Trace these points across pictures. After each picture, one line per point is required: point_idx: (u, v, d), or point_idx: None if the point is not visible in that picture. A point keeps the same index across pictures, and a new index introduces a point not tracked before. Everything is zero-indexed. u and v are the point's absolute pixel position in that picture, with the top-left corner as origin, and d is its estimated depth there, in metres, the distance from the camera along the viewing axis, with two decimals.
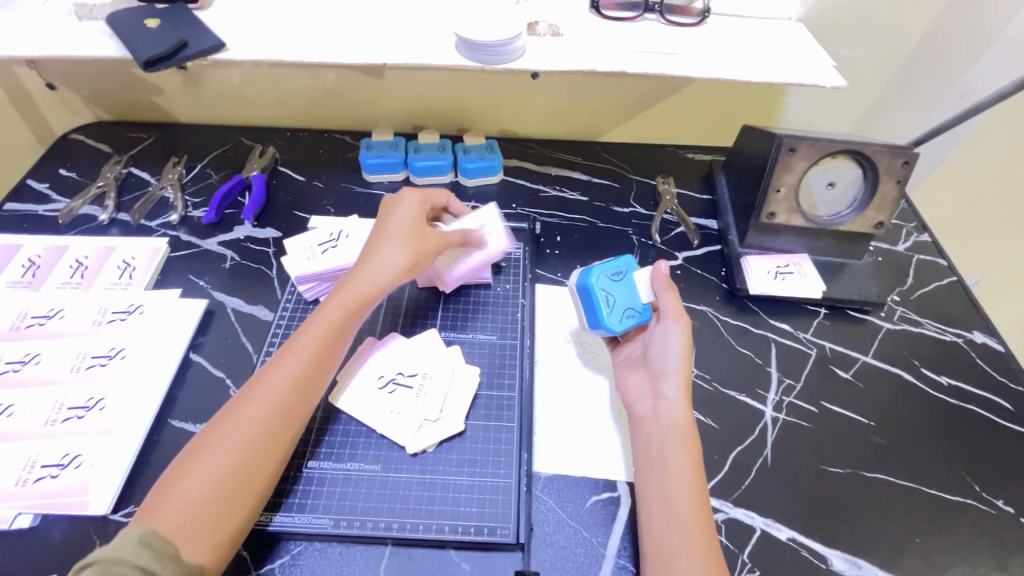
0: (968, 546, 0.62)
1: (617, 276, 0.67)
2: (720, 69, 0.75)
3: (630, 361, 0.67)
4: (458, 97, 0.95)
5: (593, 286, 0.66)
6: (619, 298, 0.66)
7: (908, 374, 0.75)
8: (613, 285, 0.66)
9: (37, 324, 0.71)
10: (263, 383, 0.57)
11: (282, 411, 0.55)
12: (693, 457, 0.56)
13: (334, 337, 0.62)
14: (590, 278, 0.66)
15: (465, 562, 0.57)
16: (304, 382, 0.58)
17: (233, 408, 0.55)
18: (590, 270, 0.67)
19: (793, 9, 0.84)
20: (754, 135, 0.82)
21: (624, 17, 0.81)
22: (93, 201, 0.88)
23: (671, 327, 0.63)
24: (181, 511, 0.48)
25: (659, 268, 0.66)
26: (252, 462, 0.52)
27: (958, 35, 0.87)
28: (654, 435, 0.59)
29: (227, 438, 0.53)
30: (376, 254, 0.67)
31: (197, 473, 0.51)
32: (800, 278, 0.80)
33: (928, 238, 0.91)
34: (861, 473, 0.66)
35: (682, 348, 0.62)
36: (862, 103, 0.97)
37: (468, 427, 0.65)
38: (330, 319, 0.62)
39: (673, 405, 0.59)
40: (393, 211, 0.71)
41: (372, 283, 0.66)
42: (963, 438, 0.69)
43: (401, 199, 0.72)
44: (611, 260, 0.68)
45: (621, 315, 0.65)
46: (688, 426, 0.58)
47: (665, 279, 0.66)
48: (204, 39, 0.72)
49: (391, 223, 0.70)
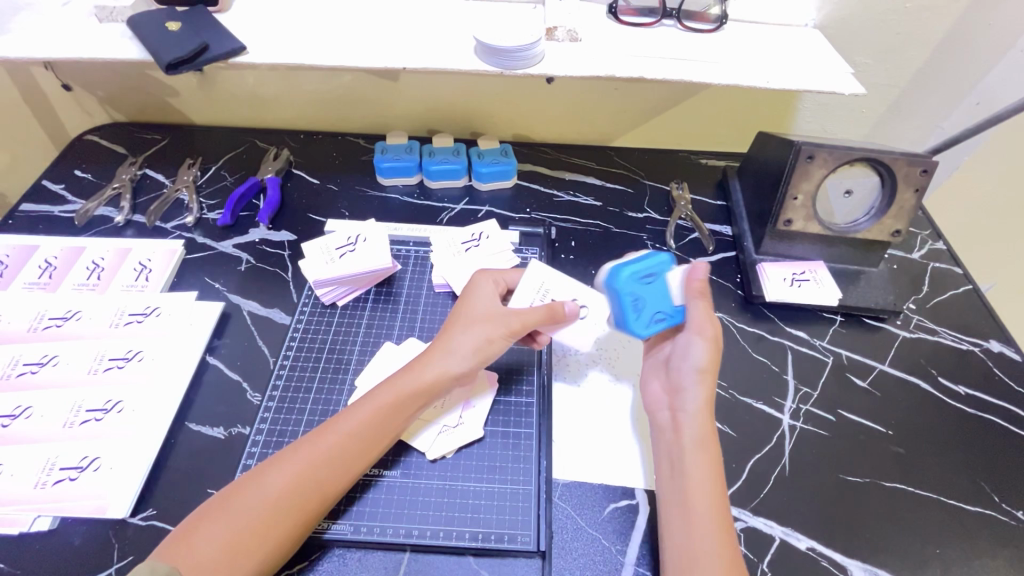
0: (988, 557, 0.61)
1: (648, 278, 0.63)
2: (738, 75, 0.75)
3: (654, 367, 0.67)
4: (472, 101, 0.95)
5: (623, 289, 0.62)
6: (649, 300, 0.63)
7: (925, 383, 0.74)
8: (642, 287, 0.63)
9: (54, 326, 0.71)
10: (312, 439, 0.55)
11: (326, 472, 0.53)
12: (712, 470, 0.56)
13: (391, 413, 0.57)
14: (620, 279, 0.62)
15: (484, 569, 0.56)
16: (353, 449, 0.55)
17: (278, 459, 0.54)
18: (621, 270, 0.62)
19: (810, 16, 0.84)
20: (770, 141, 0.82)
21: (642, 22, 0.81)
22: (109, 202, 0.88)
23: (693, 340, 0.61)
24: (207, 551, 0.48)
25: (694, 272, 0.63)
26: (285, 516, 0.51)
27: (975, 42, 0.87)
28: (673, 448, 0.58)
29: (267, 484, 0.52)
30: (449, 341, 0.61)
31: (233, 515, 0.50)
32: (817, 286, 0.80)
33: (943, 246, 0.91)
34: (880, 483, 0.66)
35: (704, 358, 0.60)
36: (877, 110, 0.96)
37: (487, 433, 0.65)
38: (390, 394, 0.58)
39: (692, 417, 0.58)
40: (469, 296, 0.64)
41: (439, 369, 0.60)
42: (982, 448, 0.69)
43: (474, 283, 0.65)
44: (642, 260, 0.63)
45: (650, 319, 0.62)
46: (709, 440, 0.57)
47: (700, 286, 0.62)
48: (225, 43, 0.72)
49: (466, 308, 0.63)
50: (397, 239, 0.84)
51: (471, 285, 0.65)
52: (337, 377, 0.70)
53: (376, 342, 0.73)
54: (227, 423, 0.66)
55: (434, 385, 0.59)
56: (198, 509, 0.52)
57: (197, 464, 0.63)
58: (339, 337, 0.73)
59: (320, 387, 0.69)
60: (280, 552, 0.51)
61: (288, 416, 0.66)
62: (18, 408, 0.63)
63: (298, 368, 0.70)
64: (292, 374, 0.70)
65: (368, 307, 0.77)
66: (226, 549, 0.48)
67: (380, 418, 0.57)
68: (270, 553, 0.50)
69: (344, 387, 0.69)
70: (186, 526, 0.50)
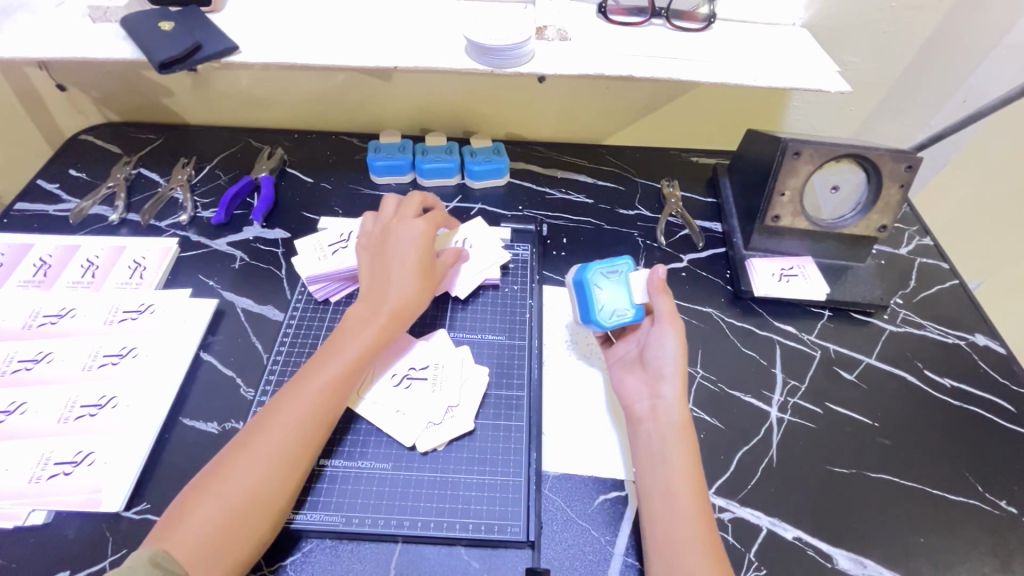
0: (971, 545, 0.62)
1: (613, 273, 0.69)
2: (725, 73, 0.77)
3: (625, 361, 0.67)
4: (465, 100, 0.96)
5: (588, 281, 0.68)
6: (612, 294, 0.68)
7: (911, 376, 0.75)
8: (606, 282, 0.68)
9: (49, 323, 0.71)
10: (278, 404, 0.57)
11: (306, 426, 0.56)
12: (692, 458, 0.57)
13: (356, 357, 0.61)
14: (586, 273, 0.69)
15: (474, 560, 0.57)
16: (323, 398, 0.57)
17: (251, 432, 0.55)
18: (587, 266, 0.69)
19: (798, 15, 0.85)
20: (759, 138, 0.83)
21: (632, 22, 0.82)
22: (104, 201, 0.89)
23: (665, 331, 0.63)
24: (202, 530, 0.49)
25: (655, 272, 0.66)
26: (274, 478, 0.53)
27: (961, 41, 0.88)
28: (653, 437, 0.58)
29: (249, 455, 0.53)
30: (391, 280, 0.66)
31: (222, 486, 0.51)
32: (805, 281, 0.81)
33: (930, 242, 0.92)
34: (865, 474, 0.67)
35: (677, 350, 0.62)
36: (865, 107, 0.98)
37: (478, 426, 0.65)
38: (337, 366, 0.59)
39: (671, 406, 0.59)
40: (398, 240, 0.69)
41: (386, 312, 0.64)
42: (965, 439, 0.70)
43: (400, 229, 0.70)
44: (609, 260, 0.70)
45: (611, 311, 0.67)
46: (687, 428, 0.58)
47: (661, 283, 0.66)
48: (217, 42, 0.73)
49: (398, 251, 0.68)
50: None
51: (398, 228, 0.70)
52: None
53: None
54: (221, 418, 0.67)
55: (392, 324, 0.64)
56: (174, 503, 0.52)
57: (190, 459, 0.63)
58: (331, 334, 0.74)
59: None
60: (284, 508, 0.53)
61: None
62: (13, 404, 0.64)
63: (290, 365, 0.71)
64: (286, 369, 0.70)
65: None
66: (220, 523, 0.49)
67: (349, 362, 0.60)
68: (269, 517, 0.52)
69: None
70: (165, 523, 0.50)
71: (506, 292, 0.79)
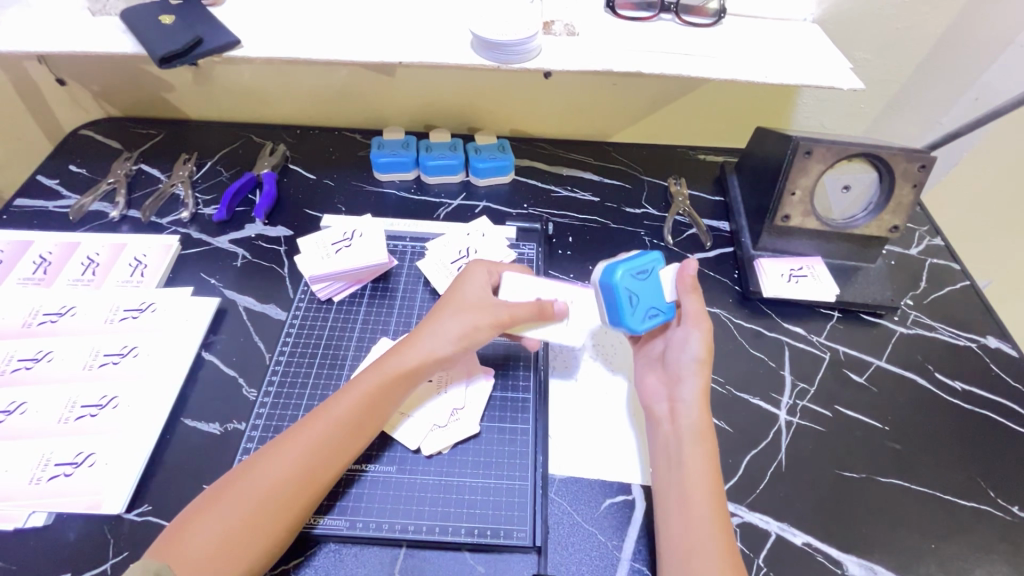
0: (984, 551, 0.61)
1: (643, 273, 0.64)
2: (736, 69, 0.75)
3: (649, 361, 0.66)
4: (470, 96, 0.95)
5: (620, 285, 0.62)
6: (644, 297, 0.63)
7: (922, 378, 0.74)
8: (638, 284, 0.63)
9: (49, 322, 0.70)
10: (299, 429, 0.55)
11: (314, 462, 0.53)
12: (711, 462, 0.55)
13: (376, 398, 0.57)
14: (619, 276, 0.62)
15: (480, 564, 0.56)
16: (334, 436, 0.55)
17: (263, 454, 0.53)
18: (619, 267, 0.62)
19: (809, 10, 0.84)
20: (769, 136, 0.81)
21: (640, 17, 0.81)
22: (104, 198, 0.88)
23: (692, 332, 0.61)
24: (200, 547, 0.48)
25: (686, 268, 0.64)
26: (274, 509, 0.51)
27: (975, 37, 0.86)
28: (670, 441, 0.58)
29: (255, 480, 0.51)
30: (437, 323, 0.62)
31: (223, 509, 0.50)
32: (814, 282, 0.80)
33: (941, 242, 0.90)
34: (876, 478, 0.66)
35: (701, 351, 0.61)
36: (876, 105, 0.96)
37: (483, 429, 0.65)
38: (365, 391, 0.57)
39: (690, 409, 0.58)
40: (461, 283, 0.65)
41: (417, 355, 0.60)
42: (977, 443, 0.69)
43: (469, 272, 0.66)
44: (641, 257, 0.64)
45: (644, 315, 0.63)
46: (707, 432, 0.57)
47: (692, 280, 0.63)
48: (219, 36, 0.71)
49: (458, 294, 0.64)
50: (394, 235, 0.84)
51: (465, 271, 0.66)
52: (333, 373, 0.70)
53: (372, 338, 0.73)
54: (223, 419, 0.66)
55: (419, 369, 0.60)
56: (189, 507, 0.51)
57: (191, 460, 0.63)
58: (334, 334, 0.73)
59: (316, 384, 0.68)
60: (278, 544, 0.51)
61: (284, 411, 0.66)
62: (13, 404, 0.63)
63: (293, 365, 0.70)
64: (288, 369, 0.70)
65: (364, 303, 0.76)
66: (221, 543, 0.48)
67: (367, 402, 0.57)
68: (262, 551, 0.49)
69: (340, 382, 0.69)
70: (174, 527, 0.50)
71: None
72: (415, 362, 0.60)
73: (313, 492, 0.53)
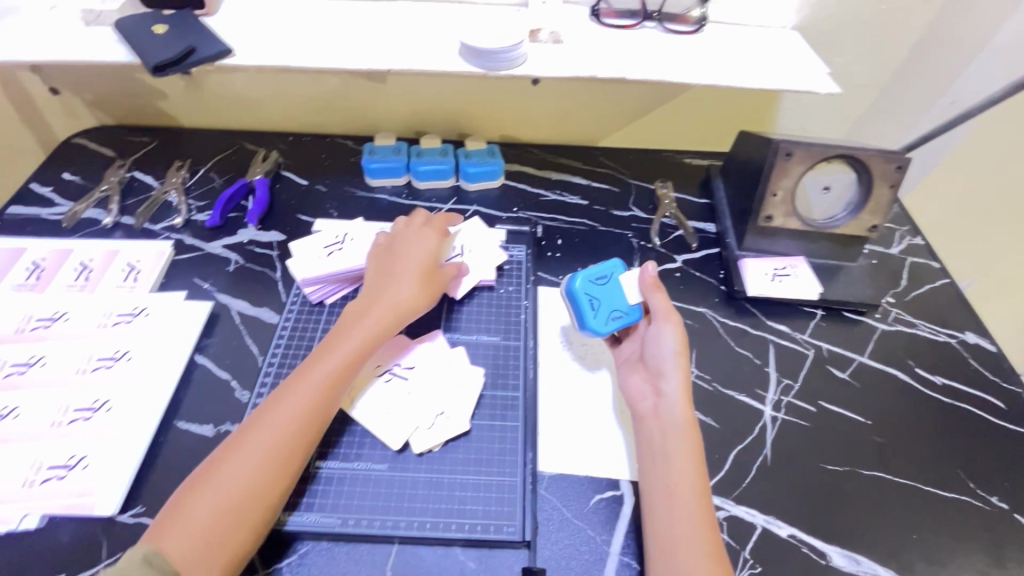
0: (964, 541, 0.63)
1: (603, 278, 0.70)
2: (716, 74, 0.77)
3: (630, 362, 0.67)
4: (459, 103, 0.97)
5: (579, 290, 0.69)
6: (605, 300, 0.68)
7: (903, 374, 0.76)
8: (597, 288, 0.69)
9: (42, 327, 0.71)
10: (240, 442, 0.54)
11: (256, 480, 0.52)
12: (695, 452, 0.57)
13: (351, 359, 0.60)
14: (577, 282, 0.69)
15: (471, 560, 0.57)
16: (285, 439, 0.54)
17: (208, 473, 0.52)
18: (576, 274, 0.70)
19: (788, 18, 0.86)
20: (751, 140, 0.84)
21: (624, 25, 0.83)
22: (98, 205, 0.88)
23: (662, 327, 0.64)
24: (195, 525, 0.49)
25: (647, 271, 0.69)
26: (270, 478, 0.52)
27: (948, 42, 0.89)
28: (654, 436, 0.59)
29: (204, 501, 0.50)
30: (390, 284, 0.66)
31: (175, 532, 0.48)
32: (797, 280, 0.81)
33: (921, 242, 0.93)
34: (858, 471, 0.67)
35: (677, 345, 0.63)
36: (855, 109, 0.99)
37: (474, 427, 0.66)
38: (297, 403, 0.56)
39: (672, 403, 0.60)
40: (404, 245, 0.71)
41: (380, 317, 0.63)
42: (957, 436, 0.71)
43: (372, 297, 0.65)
44: (597, 264, 0.71)
45: (606, 316, 0.67)
46: (690, 425, 0.58)
47: (654, 281, 0.68)
48: (211, 45, 0.73)
49: (405, 257, 0.69)
50: None
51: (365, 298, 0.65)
52: None
53: None
54: (216, 421, 0.66)
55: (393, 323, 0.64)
56: (177, 492, 0.52)
57: (185, 462, 0.63)
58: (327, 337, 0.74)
59: None
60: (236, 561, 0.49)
61: None
62: (6, 408, 0.64)
63: (285, 367, 0.71)
64: (281, 371, 0.70)
65: None
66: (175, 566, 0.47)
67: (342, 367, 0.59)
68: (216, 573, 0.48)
69: None
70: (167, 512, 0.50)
71: (501, 293, 0.79)
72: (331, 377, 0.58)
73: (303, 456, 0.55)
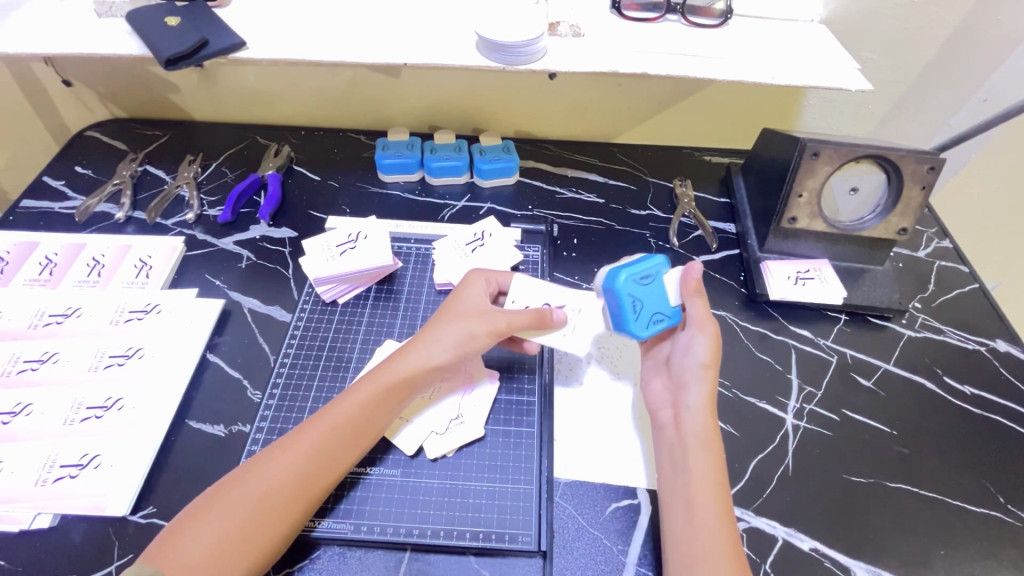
0: (993, 557, 0.61)
1: (647, 277, 0.62)
2: (742, 70, 0.75)
3: (655, 365, 0.65)
4: (474, 97, 0.94)
5: (622, 291, 0.60)
6: (648, 301, 0.62)
7: (930, 383, 0.74)
8: (642, 289, 0.61)
9: (54, 323, 0.71)
10: (263, 462, 0.53)
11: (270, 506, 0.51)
12: (716, 468, 0.55)
13: (373, 405, 0.57)
14: (621, 282, 0.60)
15: (485, 568, 0.56)
16: (305, 473, 0.53)
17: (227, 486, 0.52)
18: (621, 272, 0.60)
19: (816, 11, 0.83)
20: (776, 138, 0.81)
21: (646, 18, 0.80)
22: (109, 199, 0.88)
23: (696, 336, 0.60)
24: (211, 534, 0.48)
25: (690, 271, 0.62)
26: (275, 512, 0.51)
27: (986, 37, 0.85)
28: (675, 448, 0.57)
29: (219, 516, 0.49)
30: (432, 333, 0.61)
31: (190, 540, 0.48)
32: (821, 284, 0.79)
33: (949, 245, 0.90)
34: (883, 483, 0.65)
35: (706, 355, 0.59)
36: (883, 106, 0.95)
37: (488, 432, 0.64)
38: (320, 435, 0.55)
39: (694, 416, 0.57)
40: (460, 294, 0.64)
41: (414, 361, 0.59)
42: (986, 448, 0.68)
43: (430, 329, 0.62)
44: (643, 260, 0.62)
45: (650, 320, 0.62)
46: (712, 438, 0.56)
47: (695, 284, 0.62)
48: (224, 38, 0.71)
49: (454, 304, 0.63)
50: (398, 236, 0.84)
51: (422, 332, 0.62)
52: (338, 375, 0.69)
53: (376, 341, 0.73)
54: (228, 421, 0.66)
55: (415, 378, 0.59)
56: (191, 505, 0.52)
57: (197, 462, 0.63)
58: (339, 337, 0.73)
59: (320, 387, 0.68)
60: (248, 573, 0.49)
61: (288, 413, 0.66)
62: (18, 406, 0.63)
63: (298, 367, 0.70)
64: (292, 372, 0.69)
65: (369, 305, 0.77)
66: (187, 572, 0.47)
67: (363, 411, 0.56)
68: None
69: (345, 385, 0.69)
70: (177, 525, 0.50)
71: None
72: (361, 416, 0.56)
73: (313, 495, 0.53)
